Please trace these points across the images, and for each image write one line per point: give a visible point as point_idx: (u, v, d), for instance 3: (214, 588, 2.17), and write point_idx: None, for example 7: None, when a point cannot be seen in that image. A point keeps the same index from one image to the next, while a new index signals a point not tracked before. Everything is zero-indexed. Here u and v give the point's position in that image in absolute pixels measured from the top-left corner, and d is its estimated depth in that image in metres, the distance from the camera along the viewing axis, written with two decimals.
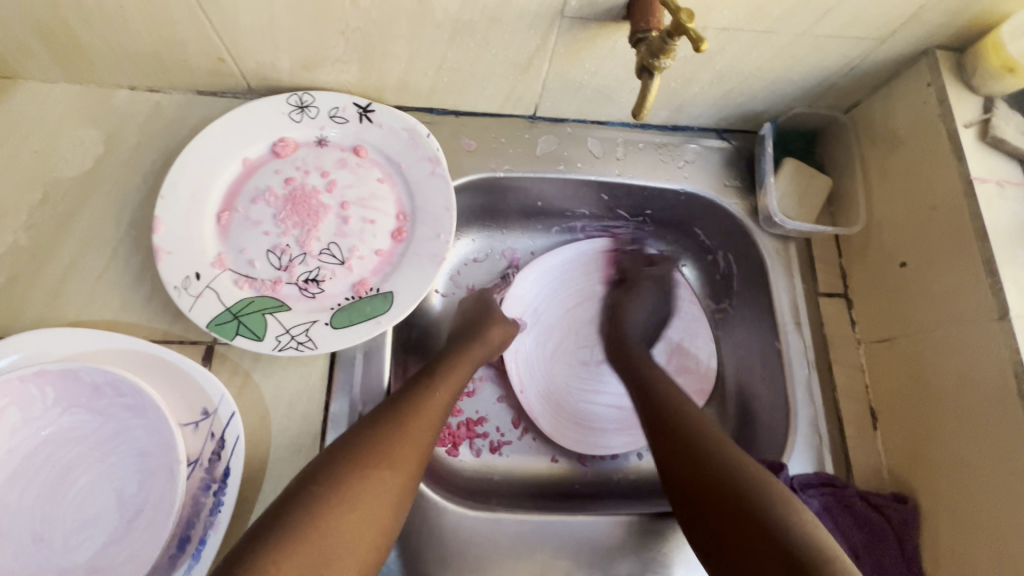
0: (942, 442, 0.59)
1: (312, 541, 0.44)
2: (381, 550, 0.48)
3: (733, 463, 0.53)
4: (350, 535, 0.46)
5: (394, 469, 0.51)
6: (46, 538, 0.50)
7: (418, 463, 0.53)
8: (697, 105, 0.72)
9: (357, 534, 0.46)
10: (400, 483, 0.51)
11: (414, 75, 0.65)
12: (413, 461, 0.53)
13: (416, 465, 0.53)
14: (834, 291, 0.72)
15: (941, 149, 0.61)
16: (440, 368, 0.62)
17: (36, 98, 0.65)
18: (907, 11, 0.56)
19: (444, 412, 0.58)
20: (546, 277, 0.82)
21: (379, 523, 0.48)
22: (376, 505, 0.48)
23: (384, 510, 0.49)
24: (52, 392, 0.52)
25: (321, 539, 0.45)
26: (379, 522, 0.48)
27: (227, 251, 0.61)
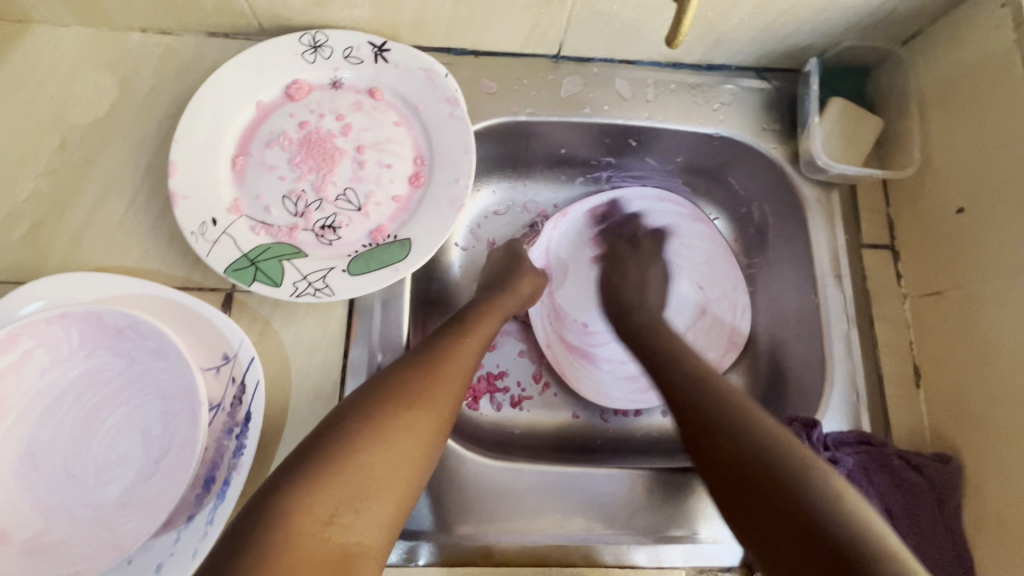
0: (995, 401, 0.55)
1: (349, 478, 0.44)
2: (414, 492, 0.47)
3: (710, 405, 0.51)
4: (387, 474, 0.46)
5: (427, 412, 0.50)
6: (79, 474, 0.52)
7: (452, 407, 0.52)
8: (736, 40, 0.66)
9: (396, 473, 0.46)
10: (434, 425, 0.50)
11: (431, 9, 0.61)
12: (445, 405, 0.52)
13: (449, 408, 0.52)
14: (880, 243, 0.67)
15: (1013, 80, 0.54)
16: (470, 317, 0.61)
17: (50, 41, 0.64)
18: None
19: (476, 358, 0.57)
20: (578, 224, 0.78)
21: (410, 465, 0.47)
22: (412, 446, 0.48)
23: (419, 451, 0.48)
24: (77, 334, 0.53)
25: (355, 475, 0.44)
26: (417, 461, 0.48)
27: (244, 197, 0.60)
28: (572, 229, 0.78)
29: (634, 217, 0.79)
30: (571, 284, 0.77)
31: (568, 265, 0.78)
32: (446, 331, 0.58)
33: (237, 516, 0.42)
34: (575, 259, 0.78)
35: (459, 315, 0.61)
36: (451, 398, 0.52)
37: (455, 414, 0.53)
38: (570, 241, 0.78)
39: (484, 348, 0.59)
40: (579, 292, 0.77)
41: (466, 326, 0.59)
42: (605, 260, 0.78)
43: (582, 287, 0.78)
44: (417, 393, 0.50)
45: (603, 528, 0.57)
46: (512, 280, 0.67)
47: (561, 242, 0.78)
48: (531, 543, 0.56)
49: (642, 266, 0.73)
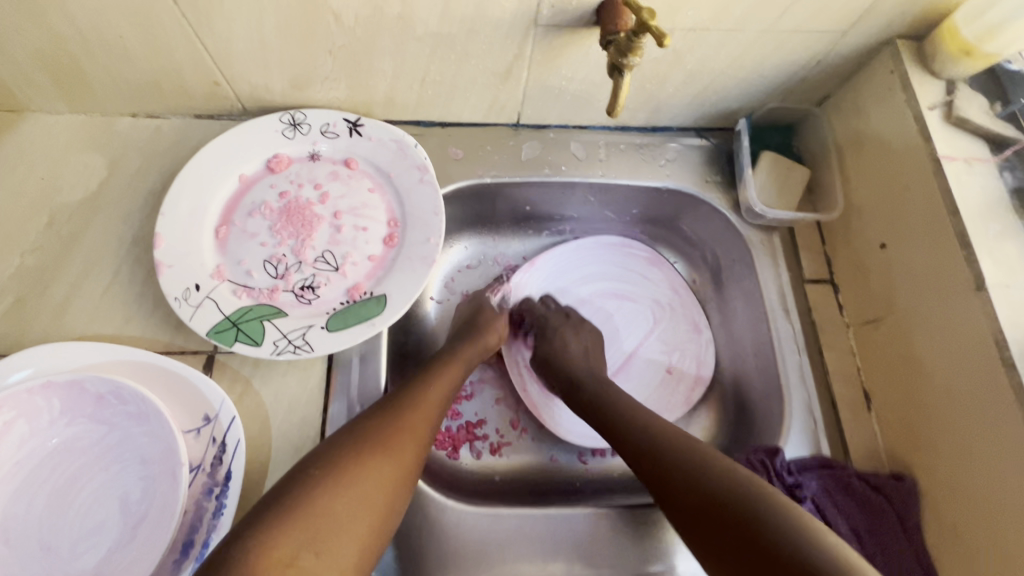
0: (935, 418, 0.59)
1: (316, 524, 0.46)
2: (374, 539, 0.49)
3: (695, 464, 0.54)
4: (351, 521, 0.47)
5: (394, 460, 0.52)
6: (53, 546, 0.51)
7: (418, 454, 0.55)
8: (674, 105, 0.74)
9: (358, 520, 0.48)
10: (399, 472, 0.52)
11: (400, 88, 0.68)
12: (410, 451, 0.54)
13: (415, 456, 0.55)
14: (821, 278, 0.73)
15: (909, 133, 0.62)
16: (439, 365, 0.64)
17: (42, 128, 0.69)
18: (862, 4, 0.59)
19: (440, 406, 0.60)
20: (544, 267, 0.82)
21: (373, 510, 0.49)
22: (376, 493, 0.50)
23: (382, 498, 0.50)
24: (59, 403, 0.54)
25: (319, 518, 0.46)
26: (379, 508, 0.50)
27: (226, 263, 0.63)
28: (540, 272, 0.82)
29: (599, 259, 0.83)
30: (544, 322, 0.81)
31: None
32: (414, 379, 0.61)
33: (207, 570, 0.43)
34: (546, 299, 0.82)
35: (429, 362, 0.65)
36: (416, 444, 0.55)
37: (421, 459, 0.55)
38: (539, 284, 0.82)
39: (449, 396, 0.62)
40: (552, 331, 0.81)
41: (435, 373, 0.62)
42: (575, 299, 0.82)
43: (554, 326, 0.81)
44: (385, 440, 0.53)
45: (583, 569, 0.58)
46: (481, 327, 0.72)
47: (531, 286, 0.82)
48: None
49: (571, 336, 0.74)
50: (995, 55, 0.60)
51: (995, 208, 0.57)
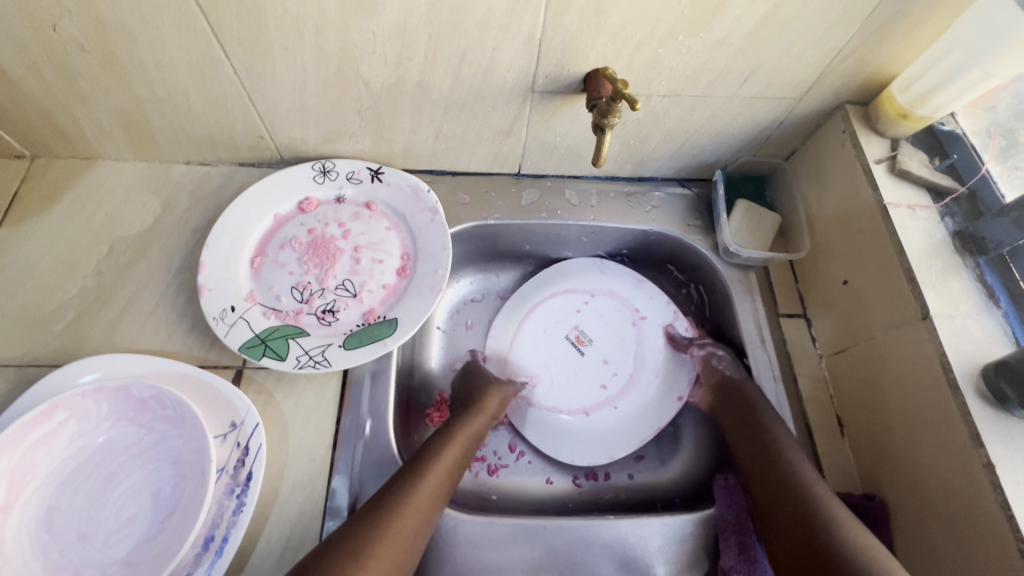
0: (896, 437, 0.64)
1: None
2: None
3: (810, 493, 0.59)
4: (377, 570, 0.53)
5: (412, 512, 0.58)
6: (90, 536, 0.57)
7: (435, 508, 0.61)
8: (657, 158, 0.84)
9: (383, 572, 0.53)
10: (418, 524, 0.58)
11: (417, 142, 0.79)
12: (409, 529, 0.57)
13: (418, 531, 0.58)
14: (794, 312, 0.80)
15: (860, 182, 0.71)
16: (450, 430, 0.70)
17: (109, 173, 0.80)
18: (811, 75, 0.70)
19: (442, 484, 0.63)
20: (583, 272, 0.90)
21: None
22: (398, 545, 0.55)
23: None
24: (106, 406, 0.61)
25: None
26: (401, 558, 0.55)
27: (258, 288, 0.72)
28: (583, 270, 0.90)
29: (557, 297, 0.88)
30: (566, 314, 0.88)
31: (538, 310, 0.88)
32: (430, 443, 0.67)
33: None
34: (612, 295, 0.89)
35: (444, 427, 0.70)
36: (433, 497, 0.61)
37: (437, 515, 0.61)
38: (611, 278, 0.89)
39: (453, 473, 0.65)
40: (565, 330, 0.87)
41: (449, 436, 0.69)
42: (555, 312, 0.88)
43: (569, 322, 0.87)
44: (406, 496, 0.59)
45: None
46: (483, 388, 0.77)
47: (550, 301, 0.88)
48: None
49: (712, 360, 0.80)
50: (930, 117, 0.69)
51: (938, 248, 0.65)
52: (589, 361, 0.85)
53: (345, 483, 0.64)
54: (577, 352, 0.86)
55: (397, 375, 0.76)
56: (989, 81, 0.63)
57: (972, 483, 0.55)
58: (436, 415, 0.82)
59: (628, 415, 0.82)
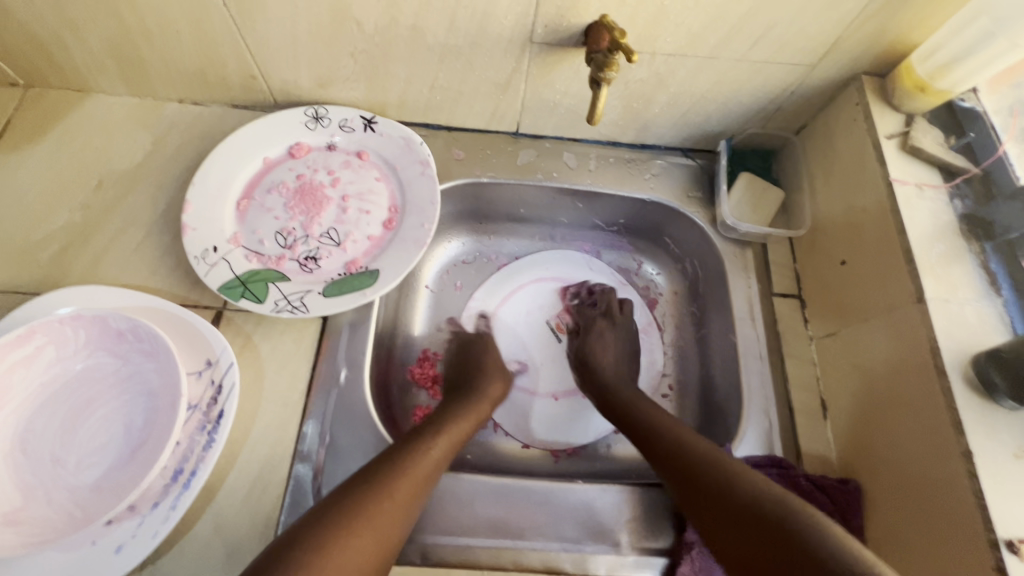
0: (879, 424, 0.62)
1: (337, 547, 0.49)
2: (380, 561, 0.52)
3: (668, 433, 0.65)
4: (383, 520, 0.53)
5: (419, 470, 0.58)
6: (62, 459, 0.58)
7: (445, 463, 0.62)
8: (660, 125, 0.81)
9: (389, 520, 0.54)
10: (426, 475, 0.59)
11: (412, 92, 0.76)
12: (415, 487, 0.57)
13: (422, 488, 0.58)
14: (789, 292, 0.77)
15: (868, 158, 0.67)
16: (461, 405, 0.70)
17: (102, 107, 0.79)
18: (828, 40, 0.66)
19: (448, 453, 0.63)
20: (574, 263, 0.91)
21: (378, 537, 0.52)
22: (406, 495, 0.56)
23: (388, 528, 0.53)
24: (84, 335, 0.61)
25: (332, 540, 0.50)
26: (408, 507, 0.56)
27: (242, 231, 0.71)
28: (575, 260, 0.92)
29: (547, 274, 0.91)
30: (551, 302, 0.90)
31: (523, 290, 0.90)
32: (444, 414, 0.68)
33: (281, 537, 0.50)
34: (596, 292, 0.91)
35: (458, 396, 0.72)
36: (443, 454, 0.62)
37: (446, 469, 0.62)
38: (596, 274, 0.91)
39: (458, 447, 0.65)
40: (547, 317, 0.89)
41: (465, 404, 0.70)
42: (541, 295, 0.90)
43: (552, 309, 0.89)
44: (414, 450, 0.60)
45: (534, 537, 0.62)
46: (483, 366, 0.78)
47: (535, 286, 0.90)
48: (465, 547, 0.61)
49: (602, 341, 0.81)
50: (948, 92, 0.65)
51: (943, 231, 0.62)
52: (564, 350, 0.87)
53: (316, 429, 0.64)
54: (555, 339, 0.88)
55: (376, 337, 0.75)
56: (1017, 52, 0.59)
57: (949, 475, 0.53)
58: (419, 371, 0.82)
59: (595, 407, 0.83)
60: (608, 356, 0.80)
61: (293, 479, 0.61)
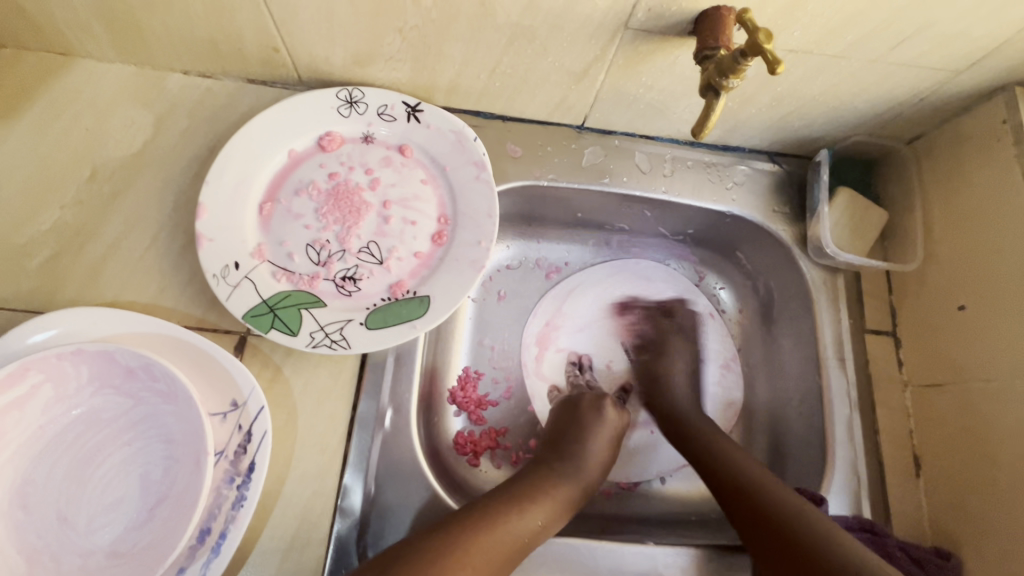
0: (993, 498, 0.56)
1: None
2: None
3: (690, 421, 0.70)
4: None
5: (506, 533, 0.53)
6: (71, 517, 0.50)
7: (543, 534, 0.56)
8: (752, 127, 0.69)
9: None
10: (515, 548, 0.53)
11: (467, 76, 0.64)
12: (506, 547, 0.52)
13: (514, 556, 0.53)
14: (882, 329, 0.69)
15: (1015, 191, 0.58)
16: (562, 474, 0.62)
17: (90, 76, 0.66)
18: (990, 43, 0.54)
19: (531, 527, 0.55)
20: (651, 287, 0.82)
21: None
22: (503, 559, 0.51)
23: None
24: (87, 371, 0.52)
25: None
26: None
27: (267, 242, 0.61)
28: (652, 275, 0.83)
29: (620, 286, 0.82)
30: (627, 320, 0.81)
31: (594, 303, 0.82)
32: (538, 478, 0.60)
33: None
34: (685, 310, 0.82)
35: (564, 458, 0.64)
36: (541, 528, 0.56)
37: (542, 541, 0.56)
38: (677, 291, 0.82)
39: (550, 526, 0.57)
40: (622, 336, 0.81)
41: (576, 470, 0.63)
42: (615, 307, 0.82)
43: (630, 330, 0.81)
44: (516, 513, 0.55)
45: None
46: (594, 415, 0.68)
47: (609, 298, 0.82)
48: None
49: (672, 356, 0.78)
50: None
51: None
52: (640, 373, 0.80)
53: (358, 481, 0.56)
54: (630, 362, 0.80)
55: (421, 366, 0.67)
56: None
57: None
58: (461, 394, 0.74)
59: (666, 440, 0.77)
60: (682, 385, 0.75)
61: (334, 539, 0.54)
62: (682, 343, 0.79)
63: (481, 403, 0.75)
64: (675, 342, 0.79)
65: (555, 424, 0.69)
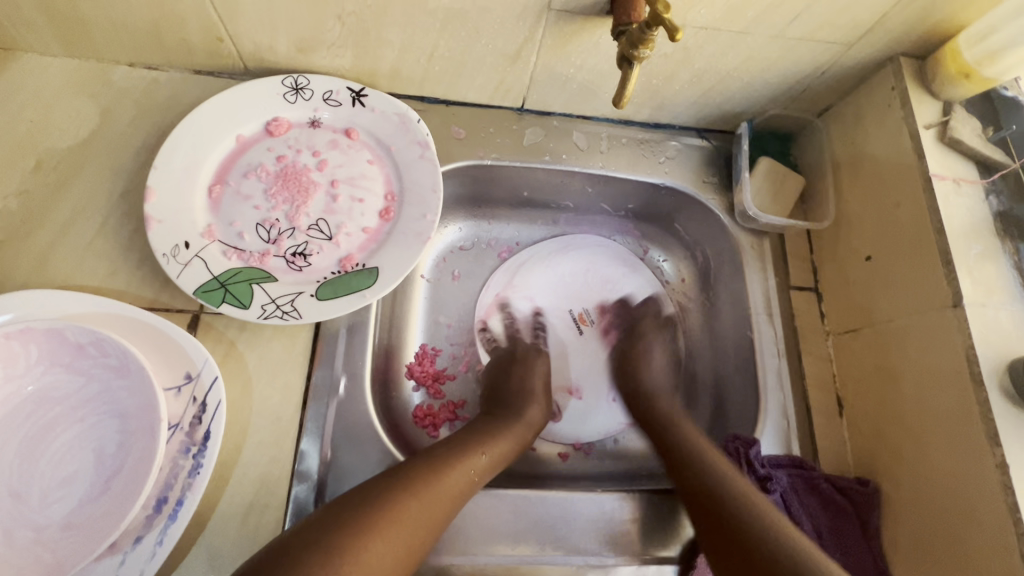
0: (901, 425, 0.62)
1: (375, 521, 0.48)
2: (414, 553, 0.49)
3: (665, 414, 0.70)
4: (415, 519, 0.50)
5: (455, 474, 0.56)
6: (23, 494, 0.51)
7: (488, 475, 0.60)
8: (678, 104, 0.75)
9: (420, 527, 0.50)
10: (465, 484, 0.56)
11: (407, 61, 0.67)
12: (449, 489, 0.54)
13: (455, 501, 0.55)
14: (805, 285, 0.75)
15: (905, 149, 0.65)
16: (501, 424, 0.66)
17: (33, 70, 0.67)
18: (873, 17, 0.60)
19: (478, 470, 0.58)
20: (597, 264, 0.86)
21: (417, 530, 0.50)
22: (447, 500, 0.54)
23: (421, 512, 0.51)
24: (36, 350, 0.53)
25: (363, 515, 0.48)
26: (444, 514, 0.53)
27: (217, 223, 0.63)
28: (605, 249, 0.87)
29: (572, 262, 0.86)
30: (581, 293, 0.86)
31: (545, 277, 0.85)
32: (484, 429, 0.64)
33: (284, 536, 0.47)
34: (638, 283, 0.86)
35: (505, 405, 0.69)
36: (488, 464, 0.60)
37: (489, 479, 0.60)
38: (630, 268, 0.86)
39: (493, 470, 0.60)
40: (572, 306, 0.85)
41: (516, 415, 0.68)
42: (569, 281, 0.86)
43: (580, 301, 0.85)
44: (462, 456, 0.58)
45: (556, 552, 0.61)
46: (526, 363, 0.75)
47: (562, 273, 0.86)
48: (483, 565, 0.59)
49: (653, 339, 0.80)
50: (994, 80, 0.62)
51: (976, 230, 0.61)
52: (587, 342, 0.84)
53: (316, 446, 0.58)
54: (578, 331, 0.84)
55: (376, 342, 0.69)
56: None
57: (981, 480, 0.53)
58: (418, 368, 0.76)
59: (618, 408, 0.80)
60: (657, 358, 0.78)
61: (292, 502, 0.56)
62: (651, 322, 0.82)
63: (438, 376, 0.77)
64: (646, 322, 0.82)
65: (489, 378, 0.75)
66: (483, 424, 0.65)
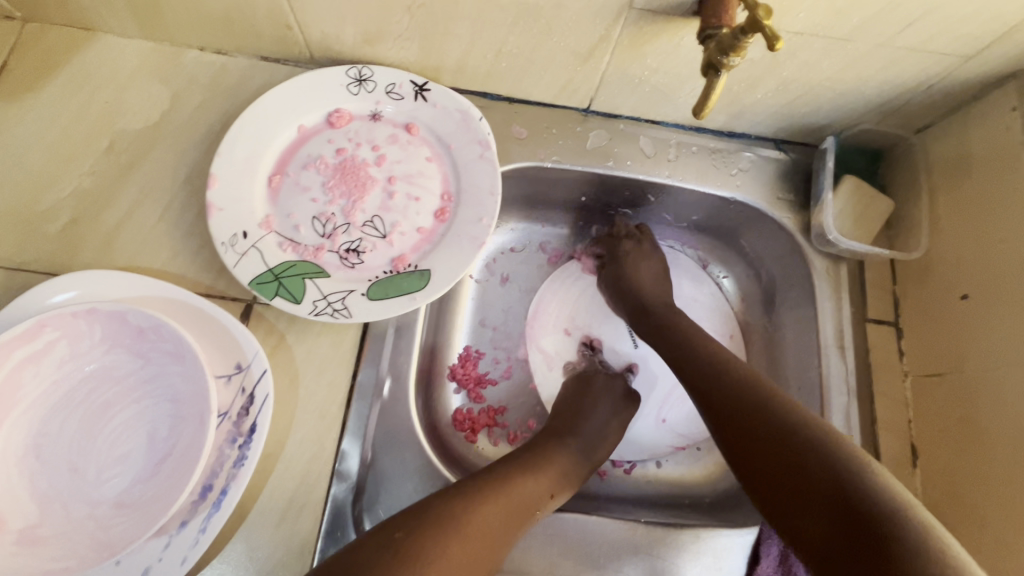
0: (987, 486, 0.56)
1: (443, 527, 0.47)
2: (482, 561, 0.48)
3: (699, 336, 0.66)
4: (481, 528, 0.49)
5: (517, 489, 0.54)
6: (81, 468, 0.52)
7: (551, 503, 0.57)
8: (758, 112, 0.69)
9: (485, 537, 0.49)
10: (528, 502, 0.54)
11: (474, 56, 0.65)
12: (513, 504, 0.53)
13: (519, 519, 0.53)
14: (884, 319, 0.68)
15: (1021, 178, 0.57)
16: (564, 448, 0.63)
17: (111, 51, 0.68)
18: (1001, 27, 0.53)
19: (541, 494, 0.56)
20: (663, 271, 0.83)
21: (483, 540, 0.49)
22: (511, 515, 0.52)
23: (483, 521, 0.50)
24: (100, 330, 0.54)
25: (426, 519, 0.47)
26: (512, 531, 0.52)
27: (275, 214, 0.62)
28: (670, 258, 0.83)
29: None
30: None
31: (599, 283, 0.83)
32: (548, 449, 0.62)
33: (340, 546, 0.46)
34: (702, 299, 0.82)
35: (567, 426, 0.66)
36: (551, 488, 0.58)
37: (552, 507, 0.57)
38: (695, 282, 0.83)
39: (556, 498, 0.58)
40: None
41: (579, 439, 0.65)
42: None
43: None
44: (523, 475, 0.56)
45: None
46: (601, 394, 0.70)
47: None
48: None
49: (638, 261, 0.76)
50: None
51: None
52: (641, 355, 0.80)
53: (357, 448, 0.58)
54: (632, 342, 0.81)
55: (421, 343, 0.68)
56: None
57: None
58: (461, 371, 0.75)
59: (664, 429, 0.77)
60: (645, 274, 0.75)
61: (330, 503, 0.55)
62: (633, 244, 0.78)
63: (480, 381, 0.75)
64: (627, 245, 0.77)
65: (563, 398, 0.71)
66: (543, 443, 0.63)
